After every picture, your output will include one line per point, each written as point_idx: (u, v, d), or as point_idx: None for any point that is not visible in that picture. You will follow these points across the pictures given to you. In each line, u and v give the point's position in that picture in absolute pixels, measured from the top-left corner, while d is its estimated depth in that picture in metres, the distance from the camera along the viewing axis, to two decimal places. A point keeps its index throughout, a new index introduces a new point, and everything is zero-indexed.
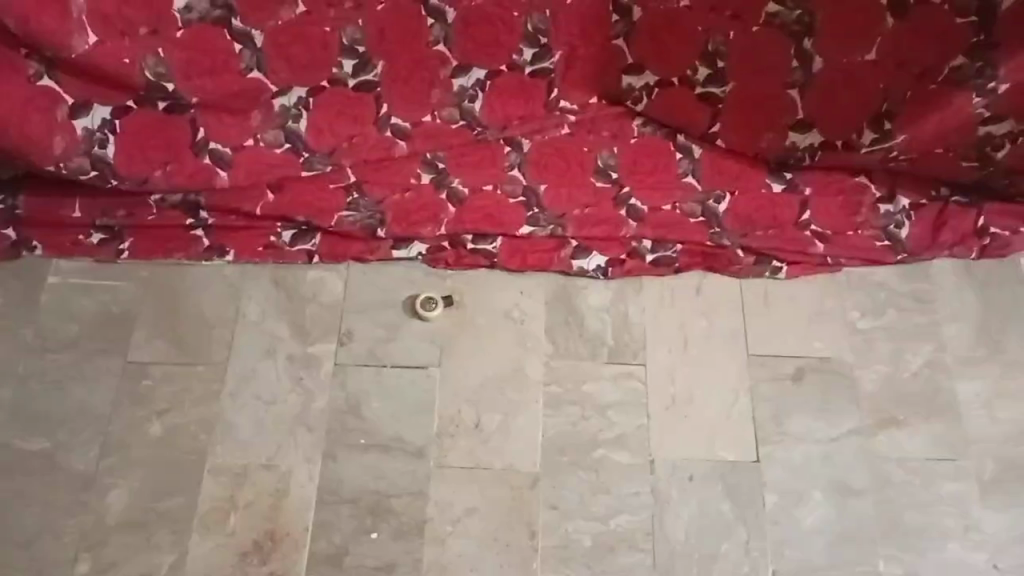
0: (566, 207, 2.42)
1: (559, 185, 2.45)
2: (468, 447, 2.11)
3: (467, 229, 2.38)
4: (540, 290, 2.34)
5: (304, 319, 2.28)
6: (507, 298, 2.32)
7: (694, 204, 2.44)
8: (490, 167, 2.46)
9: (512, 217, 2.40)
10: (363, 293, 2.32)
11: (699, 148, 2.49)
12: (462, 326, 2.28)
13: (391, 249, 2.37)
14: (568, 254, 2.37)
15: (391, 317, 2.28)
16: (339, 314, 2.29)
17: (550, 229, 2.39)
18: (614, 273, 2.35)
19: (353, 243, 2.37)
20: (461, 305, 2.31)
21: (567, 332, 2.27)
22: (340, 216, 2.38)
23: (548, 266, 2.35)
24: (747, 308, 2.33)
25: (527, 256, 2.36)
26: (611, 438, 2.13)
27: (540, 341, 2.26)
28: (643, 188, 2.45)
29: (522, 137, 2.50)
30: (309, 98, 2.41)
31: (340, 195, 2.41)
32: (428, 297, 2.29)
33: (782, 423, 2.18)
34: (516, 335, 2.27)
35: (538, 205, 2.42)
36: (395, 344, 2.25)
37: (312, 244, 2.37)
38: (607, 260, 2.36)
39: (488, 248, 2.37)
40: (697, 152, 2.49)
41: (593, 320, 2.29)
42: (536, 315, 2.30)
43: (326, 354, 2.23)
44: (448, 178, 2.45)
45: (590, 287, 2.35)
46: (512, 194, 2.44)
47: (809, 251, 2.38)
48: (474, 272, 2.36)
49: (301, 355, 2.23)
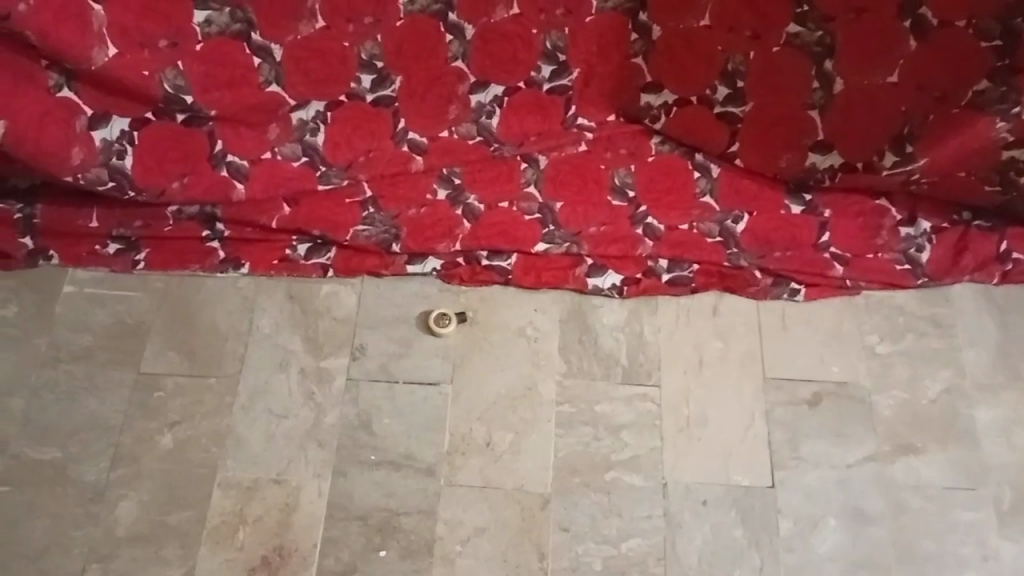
0: (582, 224, 2.41)
1: (575, 203, 2.45)
2: (479, 465, 2.09)
3: (481, 246, 2.37)
4: (554, 308, 2.32)
5: (316, 333, 2.27)
6: (521, 315, 2.31)
7: (711, 224, 2.43)
8: (505, 184, 2.47)
9: (527, 234, 2.39)
10: (376, 308, 2.31)
11: (717, 168, 2.50)
12: (475, 343, 2.26)
13: (405, 264, 2.36)
14: (583, 272, 2.35)
15: (404, 332, 2.27)
16: (352, 329, 2.28)
17: (565, 247, 2.38)
18: (629, 291, 2.33)
19: (367, 258, 2.37)
20: (474, 322, 2.30)
21: (580, 351, 2.25)
22: (354, 230, 2.39)
23: (562, 284, 2.34)
24: (763, 330, 2.31)
25: (541, 274, 2.35)
26: (623, 459, 2.11)
27: (553, 359, 2.24)
28: (660, 207, 2.45)
29: (539, 153, 2.51)
30: (327, 113, 2.43)
31: (356, 210, 2.42)
32: (441, 313, 2.28)
33: (797, 448, 2.15)
34: (529, 353, 2.25)
35: (553, 222, 2.42)
36: (408, 360, 2.24)
37: (326, 259, 2.37)
38: (622, 279, 2.34)
39: (502, 265, 2.36)
40: (715, 171, 2.50)
41: (607, 340, 2.27)
42: (550, 333, 2.28)
43: (338, 369, 2.22)
44: (463, 195, 2.45)
45: (605, 306, 2.33)
46: (528, 212, 2.43)
47: (828, 273, 2.36)
48: (488, 288, 2.35)
49: (312, 370, 2.22)
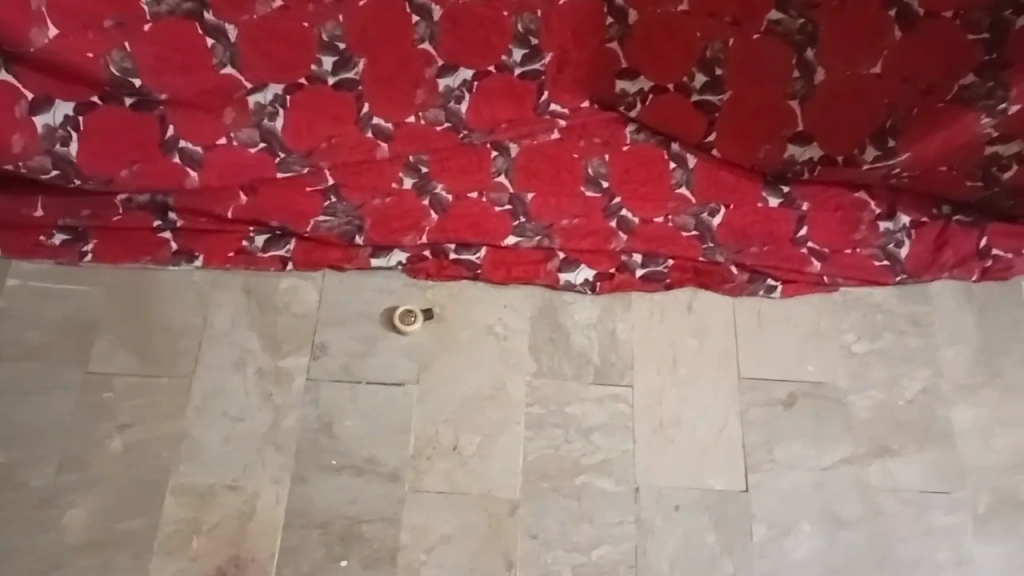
0: (554, 217, 2.33)
1: (547, 194, 2.36)
2: (445, 470, 2.02)
3: (449, 238, 2.27)
4: (525, 305, 2.24)
5: (275, 330, 2.18)
6: (490, 312, 2.22)
7: (687, 217, 2.35)
8: (474, 174, 2.37)
9: (497, 227, 2.30)
10: (339, 303, 2.22)
11: (694, 159, 2.43)
12: (443, 341, 2.18)
13: (369, 258, 2.26)
14: (555, 267, 2.27)
15: (368, 330, 2.18)
16: (312, 326, 2.18)
17: (537, 240, 2.29)
18: (602, 287, 2.25)
19: (329, 250, 2.27)
20: (442, 319, 2.21)
21: (551, 350, 2.18)
22: (315, 221, 2.28)
23: (533, 280, 2.25)
24: (739, 327, 2.24)
25: (511, 268, 2.26)
26: (594, 463, 2.04)
27: (523, 358, 2.16)
28: (635, 199, 2.37)
29: (510, 141, 2.42)
30: (286, 96, 2.32)
31: (317, 199, 2.31)
32: (407, 309, 2.19)
33: (772, 450, 2.10)
34: (498, 352, 2.17)
35: (524, 214, 2.33)
36: (371, 359, 2.15)
37: (286, 251, 2.26)
38: (595, 274, 2.26)
39: (471, 259, 2.27)
40: (691, 162, 2.42)
41: (578, 338, 2.19)
42: (520, 330, 2.20)
43: (298, 368, 2.13)
44: (431, 184, 2.35)
45: (577, 302, 2.25)
46: (498, 203, 2.34)
47: (805, 269, 2.30)
48: (456, 283, 2.26)
49: (271, 369, 2.13)
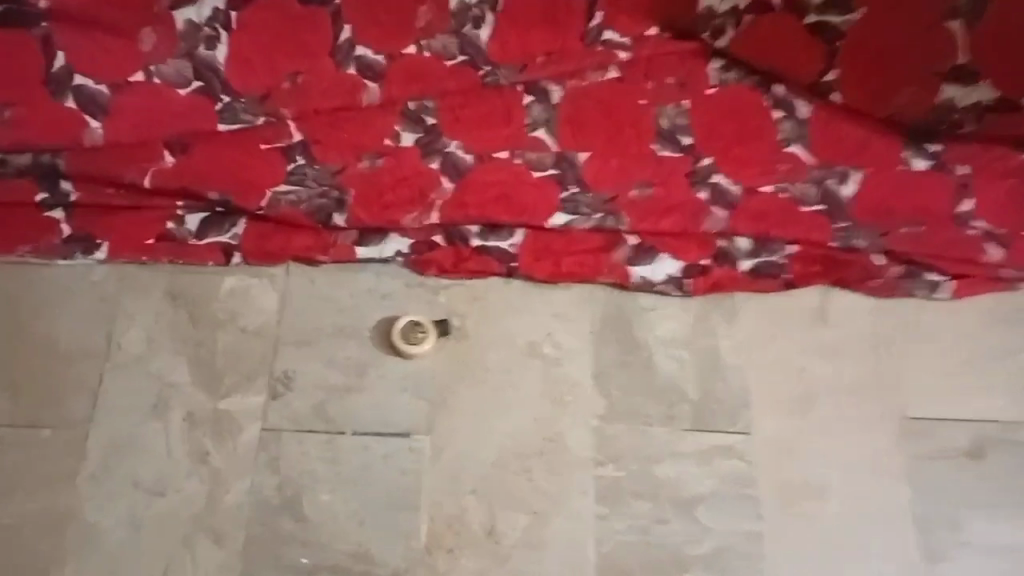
0: (618, 186, 1.63)
1: (606, 155, 1.66)
2: (476, 569, 1.33)
3: (471, 218, 1.57)
4: (582, 314, 1.53)
5: (213, 355, 1.46)
6: (534, 325, 1.52)
7: (806, 185, 1.67)
8: (501, 127, 1.67)
9: (539, 202, 1.59)
10: (310, 313, 1.50)
11: (806, 106, 1.75)
12: (465, 369, 1.48)
13: (354, 246, 1.54)
14: (623, 257, 1.56)
15: (353, 352, 1.48)
16: (271, 347, 1.47)
17: (596, 219, 1.58)
18: (694, 287, 1.56)
19: (296, 235, 1.55)
20: (463, 334, 1.50)
21: (625, 379, 1.48)
22: (273, 193, 1.56)
23: (592, 277, 1.55)
24: (892, 344, 1.57)
25: (561, 260, 1.55)
26: (702, 555, 1.37)
27: (585, 393, 1.47)
28: (729, 161, 1.68)
29: (549, 82, 1.74)
30: (231, 13, 1.61)
31: (278, 161, 1.60)
32: (413, 323, 1.48)
33: (957, 524, 1.42)
34: (548, 383, 1.47)
35: (576, 182, 1.62)
36: (357, 397, 1.44)
37: (230, 236, 1.54)
38: (682, 269, 1.57)
39: (502, 246, 1.56)
40: (802, 111, 1.75)
41: (663, 364, 1.50)
42: (578, 352, 1.50)
43: (247, 414, 1.41)
44: (440, 141, 1.65)
45: (658, 310, 1.55)
46: (539, 165, 1.63)
47: (979, 259, 1.61)
48: (481, 282, 1.55)
49: (207, 416, 1.41)
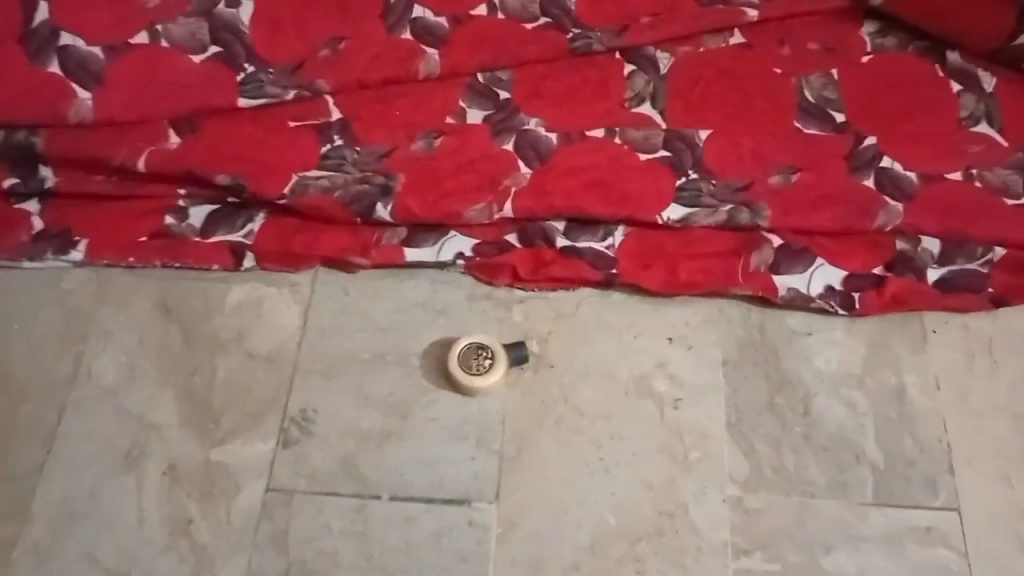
0: (752, 172, 1.21)
1: (734, 133, 1.24)
2: None
3: (558, 212, 1.16)
4: (707, 340, 1.12)
5: (209, 388, 1.08)
6: (641, 353, 1.11)
7: (1005, 173, 1.21)
8: (596, 102, 1.26)
9: (648, 191, 1.18)
10: (339, 333, 1.12)
11: (991, 81, 1.27)
12: (546, 412, 1.07)
13: (401, 247, 1.16)
14: (763, 262, 1.15)
15: (394, 387, 1.08)
16: (283, 378, 1.09)
17: (723, 213, 1.17)
18: (865, 303, 1.13)
19: (326, 232, 1.17)
20: (545, 364, 1.10)
21: (774, 429, 1.06)
22: (299, 178, 1.19)
23: (721, 289, 1.13)
24: None
25: (678, 266, 1.14)
26: None
27: (717, 449, 1.04)
28: (901, 142, 1.23)
29: (657, 49, 1.31)
30: None
31: (309, 140, 1.22)
32: (467, 348, 1.07)
33: None
34: (663, 433, 1.05)
35: (694, 166, 1.21)
36: (397, 449, 1.04)
37: (244, 234, 1.17)
38: (845, 279, 1.14)
39: (596, 247, 1.16)
40: (987, 84, 1.27)
41: (827, 409, 1.07)
42: (706, 393, 1.08)
43: (247, 469, 1.03)
44: (517, 118, 1.24)
45: (816, 335, 1.13)
46: (645, 144, 1.22)
47: None
48: (569, 295, 1.15)
49: (194, 469, 1.03)
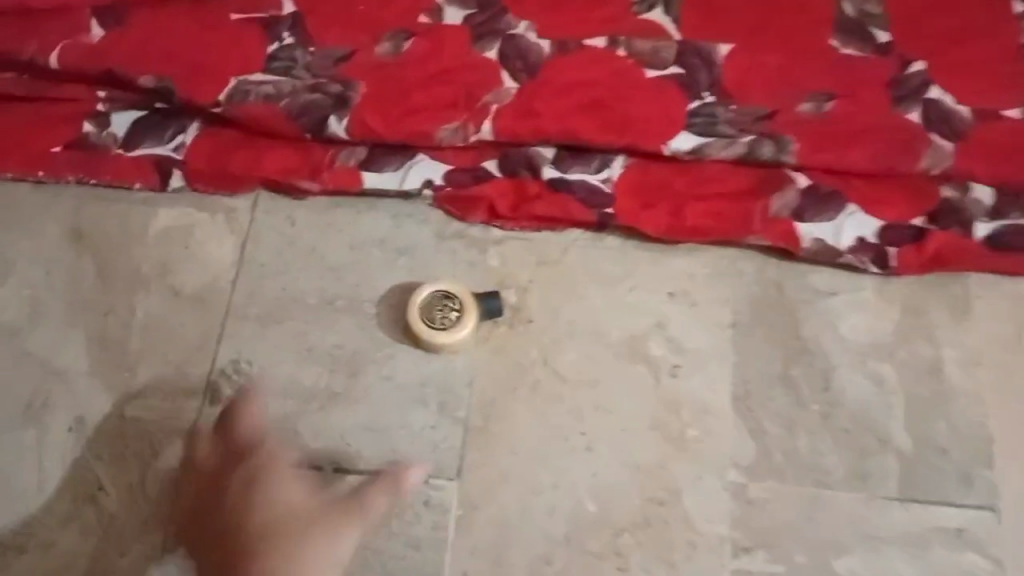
0: (778, 98, 1.02)
1: (760, 50, 1.04)
2: None
3: (547, 136, 0.98)
4: (714, 297, 0.95)
5: (126, 332, 0.92)
6: (636, 310, 0.94)
7: None
8: (598, 6, 1.05)
9: (654, 116, 0.99)
10: (283, 272, 0.95)
11: None
12: (521, 376, 0.91)
13: (358, 171, 0.97)
14: (786, 207, 0.97)
15: (344, 340, 0.92)
16: (214, 323, 0.92)
17: (742, 146, 0.99)
18: (903, 261, 0.96)
19: (270, 150, 0.98)
20: (523, 319, 0.94)
21: (787, 406, 0.90)
22: (239, 82, 0.99)
23: (734, 238, 0.96)
24: None
25: (686, 208, 0.97)
26: None
27: (719, 428, 0.89)
28: (956, 70, 1.03)
29: None
30: None
31: (253, 37, 1.01)
32: (428, 300, 0.91)
33: None
34: (657, 406, 0.90)
35: (711, 88, 1.02)
36: (344, 414, 0.89)
37: (173, 148, 0.98)
38: (882, 231, 0.97)
39: (590, 181, 0.98)
40: None
41: (850, 385, 0.92)
42: (710, 360, 0.92)
43: (167, 430, 0.88)
44: (504, 20, 1.03)
45: (843, 296, 0.96)
46: (654, 59, 1.02)
47: None
48: (555, 237, 0.98)
49: (104, 428, 0.88)
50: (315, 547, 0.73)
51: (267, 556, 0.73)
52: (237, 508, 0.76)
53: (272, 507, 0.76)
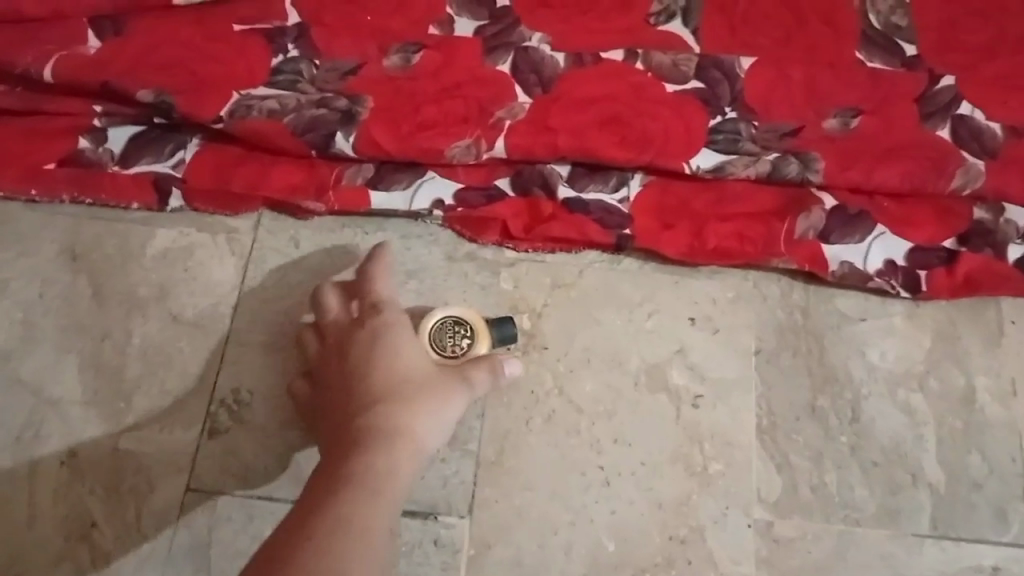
0: (803, 113, 0.98)
1: (784, 64, 1.00)
2: None
3: (563, 153, 0.93)
4: (737, 323, 0.91)
5: (123, 358, 0.88)
6: (655, 337, 0.90)
7: None
8: (615, 18, 1.01)
9: (674, 132, 0.95)
10: (286, 295, 0.91)
11: None
12: (535, 406, 0.87)
13: (366, 190, 0.93)
14: (812, 228, 0.93)
15: None
16: (215, 349, 0.88)
17: (766, 164, 0.94)
18: (933, 286, 0.92)
19: (274, 167, 0.94)
20: (538, 346, 0.90)
21: (815, 439, 0.86)
22: (242, 96, 0.95)
23: (758, 261, 0.92)
24: None
25: (707, 229, 0.93)
26: None
27: (743, 462, 0.85)
28: (987, 85, 0.99)
29: None
30: None
31: (257, 50, 0.98)
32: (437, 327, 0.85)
33: None
34: (678, 438, 0.86)
35: (733, 103, 0.98)
36: None
37: (172, 164, 0.94)
38: (912, 253, 0.93)
39: (607, 201, 0.94)
40: None
41: (880, 415, 0.87)
42: (734, 389, 0.88)
43: (166, 462, 0.84)
44: (517, 32, 0.99)
45: (871, 322, 0.92)
46: (673, 73, 0.98)
47: None
48: (570, 259, 0.94)
49: (99, 461, 0.84)
50: (428, 415, 0.72)
51: (387, 405, 0.71)
52: (357, 349, 0.76)
53: (404, 351, 0.76)
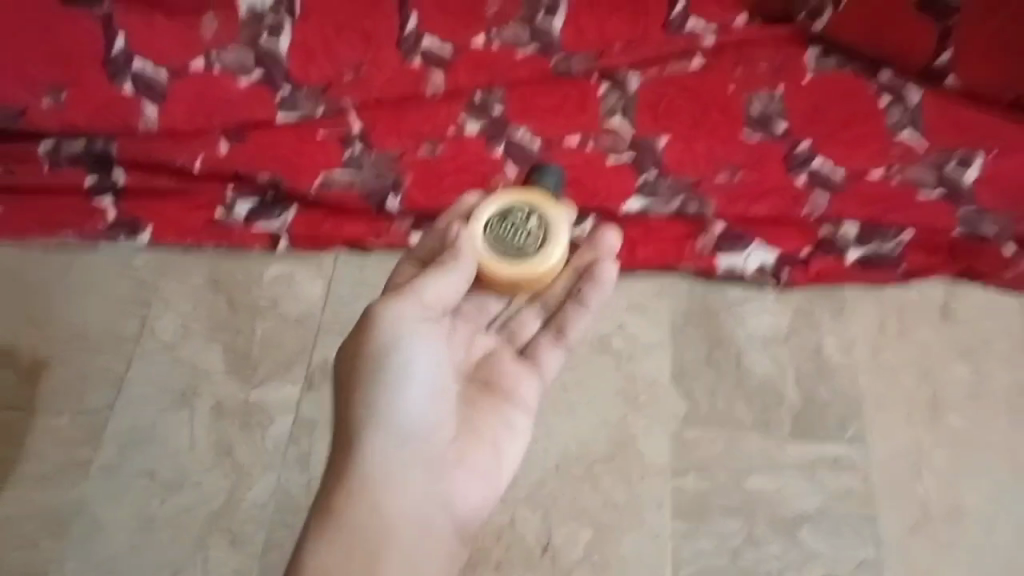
0: (703, 170, 1.42)
1: (690, 139, 1.44)
2: None
3: None
4: (659, 306, 1.34)
5: (250, 343, 1.33)
6: (602, 316, 1.33)
7: (921, 170, 1.38)
8: (575, 115, 1.47)
9: (614, 187, 1.41)
10: (355, 300, 1.37)
11: (919, 92, 1.43)
12: None
13: (408, 232, 1.40)
14: (709, 244, 1.36)
15: None
16: (309, 337, 1.33)
17: (677, 204, 1.39)
18: (792, 277, 1.34)
19: (348, 220, 1.41)
20: None
21: (712, 379, 1.28)
22: (325, 176, 1.43)
23: (671, 266, 1.36)
24: None
25: (638, 247, 1.37)
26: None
27: (663, 393, 1.27)
28: (833, 147, 1.41)
29: (630, 69, 1.50)
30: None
31: (334, 147, 1.45)
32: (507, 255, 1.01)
33: None
34: (619, 381, 1.28)
35: (655, 166, 1.42)
36: None
37: (280, 221, 1.41)
38: (778, 257, 1.35)
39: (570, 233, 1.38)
40: (915, 96, 1.43)
41: (755, 362, 1.29)
42: (655, 349, 1.31)
43: (280, 405, 1.28)
44: (508, 127, 1.46)
45: (750, 302, 1.34)
46: (613, 149, 1.44)
47: None
48: None
49: (235, 407, 1.28)
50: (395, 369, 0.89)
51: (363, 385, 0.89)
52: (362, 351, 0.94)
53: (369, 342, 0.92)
